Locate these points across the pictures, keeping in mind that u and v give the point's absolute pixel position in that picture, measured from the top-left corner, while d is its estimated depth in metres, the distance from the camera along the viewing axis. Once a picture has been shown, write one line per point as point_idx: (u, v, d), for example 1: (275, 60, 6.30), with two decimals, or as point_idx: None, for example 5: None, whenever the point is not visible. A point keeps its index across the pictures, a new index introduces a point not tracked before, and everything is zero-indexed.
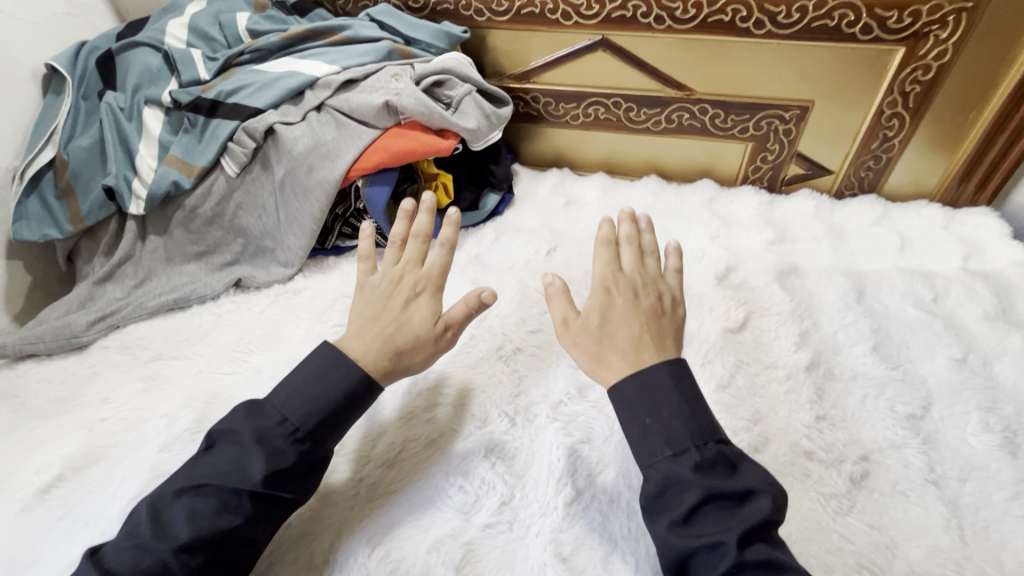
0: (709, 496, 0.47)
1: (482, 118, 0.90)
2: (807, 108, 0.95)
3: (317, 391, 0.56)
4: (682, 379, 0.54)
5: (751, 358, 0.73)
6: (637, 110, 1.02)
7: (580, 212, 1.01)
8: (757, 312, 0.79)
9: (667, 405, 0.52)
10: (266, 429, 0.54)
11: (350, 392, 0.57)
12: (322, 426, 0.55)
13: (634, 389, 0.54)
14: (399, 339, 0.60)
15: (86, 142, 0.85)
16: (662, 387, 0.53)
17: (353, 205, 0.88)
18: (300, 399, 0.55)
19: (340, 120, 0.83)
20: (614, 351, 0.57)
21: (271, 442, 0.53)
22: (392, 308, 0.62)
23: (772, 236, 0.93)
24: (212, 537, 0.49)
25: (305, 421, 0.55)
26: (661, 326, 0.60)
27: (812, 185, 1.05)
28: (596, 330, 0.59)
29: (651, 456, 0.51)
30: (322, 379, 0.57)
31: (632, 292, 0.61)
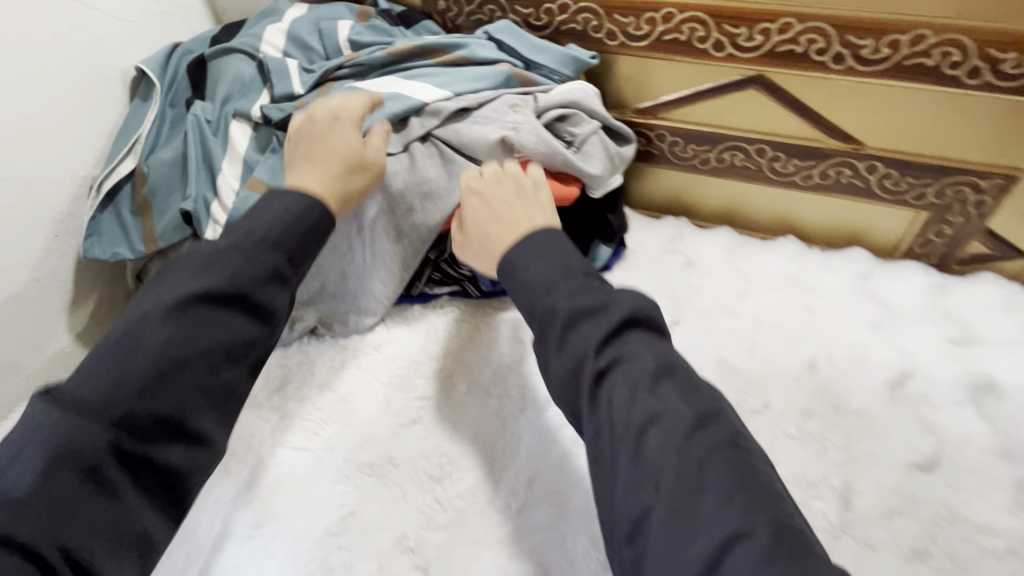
0: (574, 314, 0.48)
1: (606, 161, 0.77)
2: (1013, 179, 0.76)
3: (292, 213, 0.52)
4: (551, 241, 0.55)
5: (953, 516, 0.56)
6: (784, 160, 0.86)
7: (704, 276, 0.85)
8: (951, 444, 0.62)
9: (540, 253, 0.54)
10: (238, 228, 0.49)
11: (307, 211, 0.53)
12: (296, 244, 0.51)
13: (518, 249, 0.55)
14: (355, 161, 0.62)
15: (169, 156, 0.77)
16: (542, 241, 0.55)
17: (448, 250, 0.77)
18: (272, 201, 0.53)
19: (447, 154, 0.72)
20: (501, 224, 0.62)
21: (243, 251, 0.47)
22: (330, 142, 0.63)
23: (953, 335, 0.75)
24: (166, 395, 0.43)
25: (274, 232, 0.50)
26: (522, 203, 0.63)
27: (996, 269, 0.85)
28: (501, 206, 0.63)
29: (539, 296, 0.51)
30: (288, 199, 0.53)
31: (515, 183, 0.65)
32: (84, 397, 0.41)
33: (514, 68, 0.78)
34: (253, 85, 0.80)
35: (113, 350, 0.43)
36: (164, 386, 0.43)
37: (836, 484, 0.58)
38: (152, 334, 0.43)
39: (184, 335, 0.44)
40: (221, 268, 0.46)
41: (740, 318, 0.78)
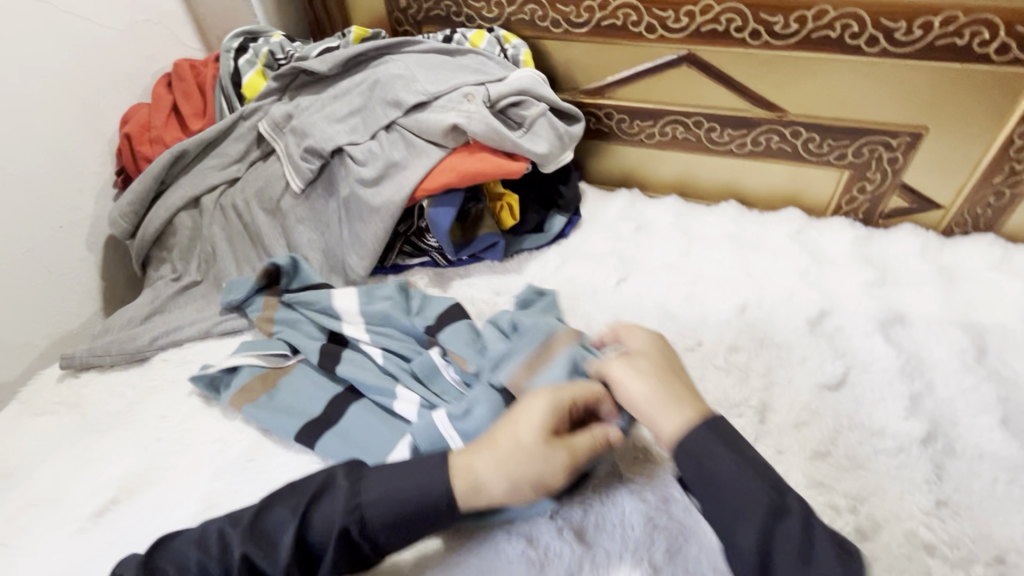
0: (771, 522, 0.46)
1: (554, 140, 0.85)
2: (918, 136, 0.84)
3: (423, 484, 0.51)
4: (721, 433, 0.52)
5: (854, 423, 0.64)
6: (719, 130, 0.94)
7: (652, 239, 0.93)
8: (858, 367, 0.70)
9: (717, 445, 0.51)
10: (336, 490, 0.51)
11: (433, 505, 0.50)
12: (385, 525, 0.49)
13: (698, 444, 0.51)
14: (523, 459, 0.50)
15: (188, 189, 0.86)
16: (712, 443, 0.51)
17: (415, 224, 0.85)
18: (383, 479, 0.51)
19: (408, 138, 0.80)
20: (663, 408, 0.54)
21: (332, 514, 0.49)
22: (508, 446, 0.51)
23: (871, 277, 0.83)
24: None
25: (372, 505, 0.50)
26: (680, 376, 0.58)
27: (915, 219, 0.93)
28: (642, 392, 0.55)
29: (738, 509, 0.48)
30: (418, 469, 0.51)
31: (667, 361, 0.59)
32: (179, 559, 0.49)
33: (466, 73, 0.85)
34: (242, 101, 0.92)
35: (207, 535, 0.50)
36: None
37: (754, 402, 0.66)
38: (273, 527, 0.50)
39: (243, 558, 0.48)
40: (313, 513, 0.50)
41: (682, 273, 0.86)
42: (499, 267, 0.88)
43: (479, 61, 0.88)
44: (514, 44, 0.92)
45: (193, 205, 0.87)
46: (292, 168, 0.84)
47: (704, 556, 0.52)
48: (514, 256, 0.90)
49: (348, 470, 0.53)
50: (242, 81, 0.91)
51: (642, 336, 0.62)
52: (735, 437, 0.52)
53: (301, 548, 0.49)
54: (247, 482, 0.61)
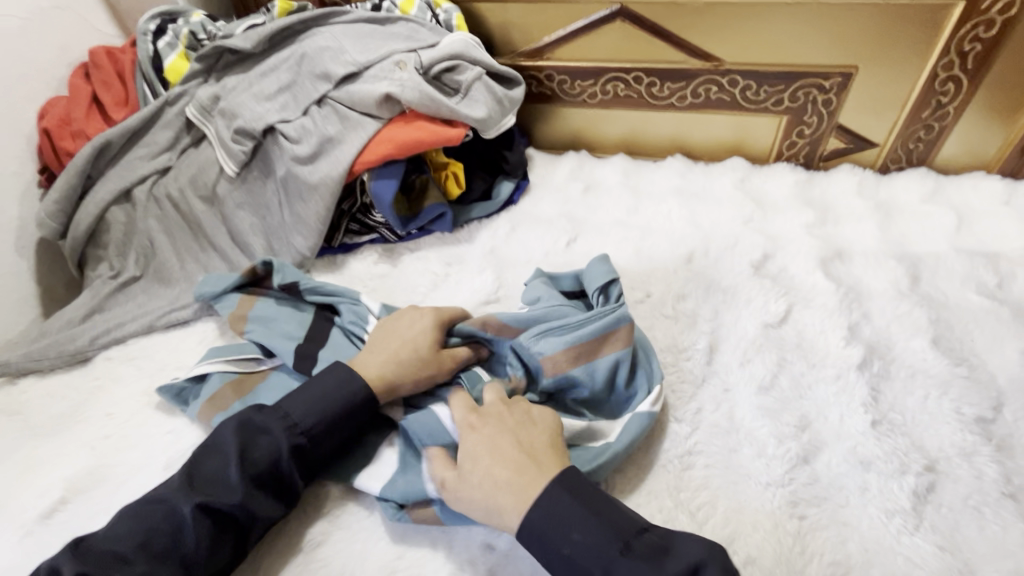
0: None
1: (493, 103, 0.83)
2: (850, 75, 0.86)
3: (334, 390, 0.56)
4: (571, 495, 0.46)
5: (796, 356, 0.67)
6: (659, 84, 0.94)
7: (601, 198, 0.93)
8: (800, 303, 0.72)
9: (570, 522, 0.45)
10: (265, 423, 0.53)
11: (353, 401, 0.56)
12: (323, 432, 0.54)
13: (540, 525, 0.45)
14: (402, 355, 0.59)
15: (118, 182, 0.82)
16: (563, 502, 0.46)
17: (359, 200, 0.84)
18: (307, 396, 0.55)
19: (342, 112, 0.79)
20: (496, 488, 0.47)
21: (272, 443, 0.52)
22: (396, 343, 0.61)
23: (812, 218, 0.85)
24: (179, 551, 0.47)
25: (302, 419, 0.54)
26: (541, 445, 0.51)
27: (854, 159, 0.95)
28: (471, 472, 0.49)
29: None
30: (330, 382, 0.56)
31: (499, 415, 0.53)
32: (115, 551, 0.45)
33: (398, 40, 0.84)
34: (166, 86, 0.88)
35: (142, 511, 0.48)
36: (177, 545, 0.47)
37: (702, 345, 0.68)
38: (218, 476, 0.50)
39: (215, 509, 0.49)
40: (249, 450, 0.51)
41: (631, 229, 0.87)
42: (449, 238, 0.87)
43: (411, 28, 0.86)
44: (445, 8, 0.89)
45: (125, 198, 0.83)
46: (224, 151, 0.82)
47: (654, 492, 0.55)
48: (463, 226, 0.89)
49: (258, 411, 0.54)
50: (164, 65, 0.88)
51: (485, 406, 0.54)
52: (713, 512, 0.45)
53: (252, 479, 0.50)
54: None
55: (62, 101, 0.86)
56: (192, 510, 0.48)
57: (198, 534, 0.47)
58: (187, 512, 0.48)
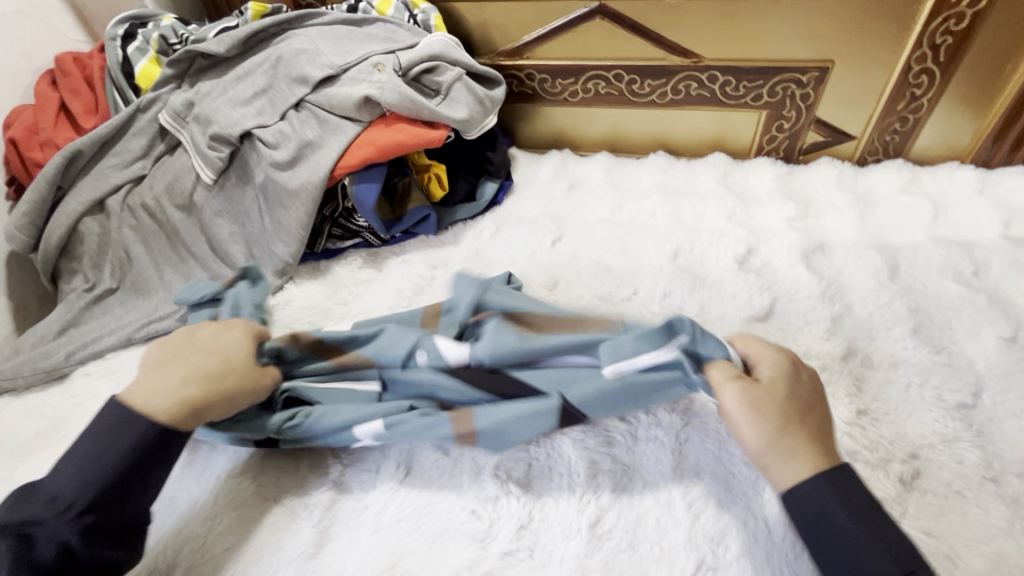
0: None
1: (474, 104, 0.83)
2: (826, 70, 0.87)
3: (115, 445, 0.47)
4: (855, 485, 0.46)
5: (781, 349, 0.67)
6: (640, 82, 0.94)
7: (585, 196, 0.93)
8: (783, 297, 0.73)
9: (858, 502, 0.44)
10: (36, 513, 0.44)
11: (144, 444, 0.48)
12: (106, 494, 0.46)
13: (815, 496, 0.45)
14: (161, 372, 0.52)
15: (91, 194, 0.80)
16: (856, 492, 0.45)
17: (341, 204, 0.82)
18: (74, 468, 0.46)
19: (320, 116, 0.78)
20: (800, 444, 0.48)
21: (52, 536, 0.44)
22: (198, 359, 0.54)
23: (794, 211, 0.86)
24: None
25: (78, 495, 0.45)
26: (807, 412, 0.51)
27: (832, 152, 0.97)
28: (776, 411, 0.49)
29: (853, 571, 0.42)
30: (106, 435, 0.48)
31: (809, 389, 0.53)
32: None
33: (375, 42, 0.83)
34: (137, 93, 0.86)
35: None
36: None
37: None
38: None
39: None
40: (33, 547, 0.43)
41: (616, 227, 0.87)
42: (434, 240, 0.87)
43: (388, 29, 0.85)
44: (423, 9, 0.88)
45: (98, 209, 0.81)
46: (200, 158, 0.80)
47: (646, 491, 0.55)
48: (448, 228, 0.88)
49: (32, 492, 0.46)
50: (134, 70, 0.85)
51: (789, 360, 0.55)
52: (859, 496, 0.45)
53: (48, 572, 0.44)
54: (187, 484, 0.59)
55: (30, 109, 0.84)
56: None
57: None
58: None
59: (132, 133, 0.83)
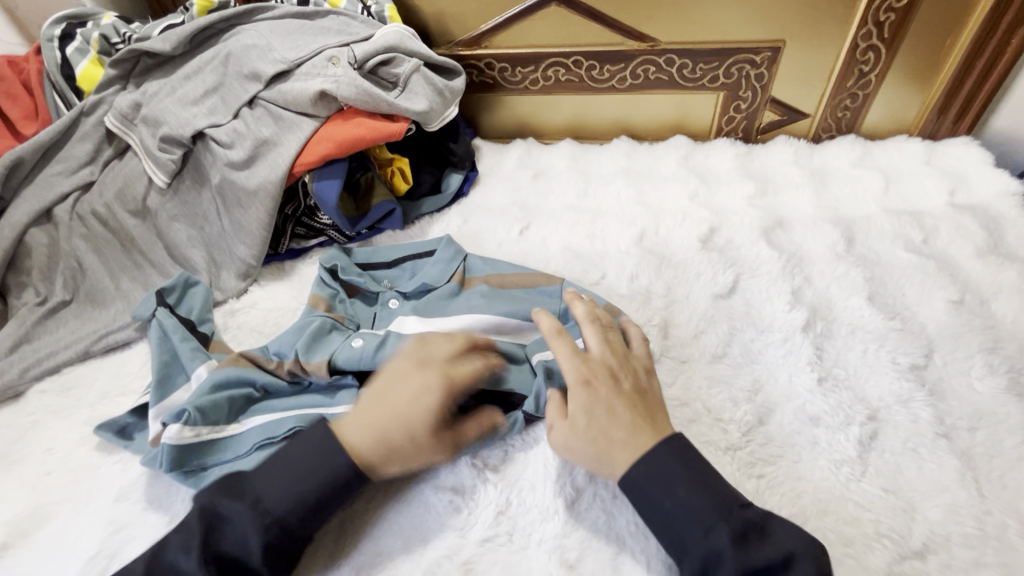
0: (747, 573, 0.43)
1: (434, 96, 0.82)
2: (778, 49, 0.89)
3: (316, 474, 0.50)
4: (680, 459, 0.48)
5: (746, 323, 0.69)
6: (599, 67, 0.95)
7: (550, 184, 0.93)
8: (746, 273, 0.75)
9: (677, 481, 0.47)
10: (232, 510, 0.48)
11: (335, 482, 0.50)
12: (296, 521, 0.49)
13: (644, 478, 0.48)
14: (400, 442, 0.52)
15: (36, 204, 0.76)
16: (668, 466, 0.48)
17: (303, 203, 0.81)
18: (273, 476, 0.50)
19: (276, 113, 0.76)
20: (612, 448, 0.50)
21: (238, 534, 0.47)
22: (384, 394, 0.54)
23: (753, 190, 0.88)
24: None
25: (277, 510, 0.48)
26: (647, 406, 0.53)
27: (788, 131, 0.99)
28: (587, 434, 0.51)
29: (684, 543, 0.46)
30: (303, 454, 0.51)
31: (611, 376, 0.54)
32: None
33: (329, 36, 0.81)
34: (80, 95, 0.83)
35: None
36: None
37: (657, 320, 0.70)
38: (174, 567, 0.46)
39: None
40: (213, 536, 0.47)
41: (582, 213, 0.87)
42: (401, 235, 0.86)
43: (342, 21, 0.83)
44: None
45: (45, 219, 0.77)
46: (152, 161, 0.78)
47: None
48: (415, 222, 0.88)
49: (228, 496, 0.49)
50: (75, 73, 0.82)
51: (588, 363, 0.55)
52: (696, 459, 0.49)
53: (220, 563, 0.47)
54: (159, 494, 0.57)
55: None
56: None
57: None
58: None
59: (77, 139, 0.80)
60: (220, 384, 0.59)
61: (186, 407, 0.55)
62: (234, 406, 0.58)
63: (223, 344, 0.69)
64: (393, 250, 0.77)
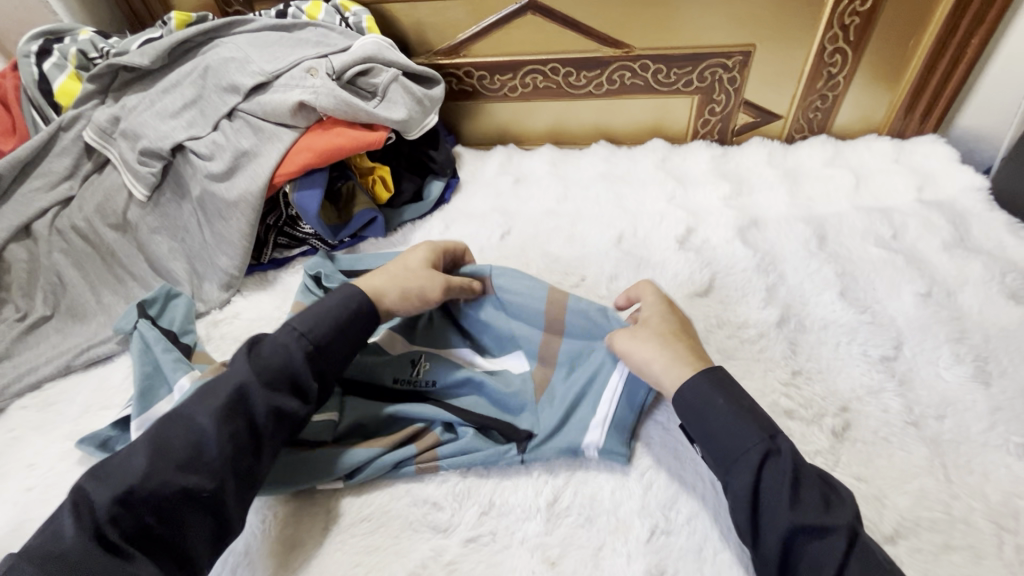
0: (794, 486, 0.46)
1: (413, 104, 0.83)
2: (749, 54, 0.91)
3: (335, 306, 0.57)
4: (734, 383, 0.53)
5: (722, 320, 0.71)
6: (576, 74, 0.97)
7: (531, 189, 0.94)
8: (722, 272, 0.77)
9: (735, 398, 0.51)
10: (274, 338, 0.54)
11: (352, 310, 0.57)
12: (325, 343, 0.55)
13: (703, 381, 0.52)
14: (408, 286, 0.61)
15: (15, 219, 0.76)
16: (735, 387, 0.52)
17: (285, 212, 0.81)
18: (307, 311, 0.56)
19: (255, 124, 0.77)
20: (680, 350, 0.55)
21: (270, 369, 0.52)
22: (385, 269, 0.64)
23: (729, 190, 0.90)
24: (206, 460, 0.48)
25: (309, 335, 0.54)
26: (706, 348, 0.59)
27: (762, 132, 1.02)
28: (658, 330, 0.57)
29: (733, 452, 0.49)
30: (335, 298, 0.58)
31: (684, 314, 0.61)
32: (138, 467, 0.46)
33: (307, 48, 0.82)
34: (58, 111, 0.83)
35: (163, 434, 0.49)
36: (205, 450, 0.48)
37: None
38: (194, 421, 0.49)
39: (270, 415, 0.51)
40: (256, 358, 0.52)
41: (562, 217, 0.88)
42: (383, 242, 0.87)
43: (320, 33, 0.84)
44: (354, 11, 0.88)
45: (24, 235, 0.77)
46: (131, 174, 0.78)
47: (601, 466, 0.57)
48: (397, 229, 0.89)
49: (266, 331, 0.55)
50: (53, 88, 0.82)
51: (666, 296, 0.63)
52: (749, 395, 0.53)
53: (267, 387, 0.51)
54: None
55: None
56: (210, 418, 0.49)
57: (220, 439, 0.48)
58: (206, 421, 0.49)
59: (55, 153, 0.80)
60: None
61: None
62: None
63: (206, 355, 0.69)
64: (377, 259, 0.77)
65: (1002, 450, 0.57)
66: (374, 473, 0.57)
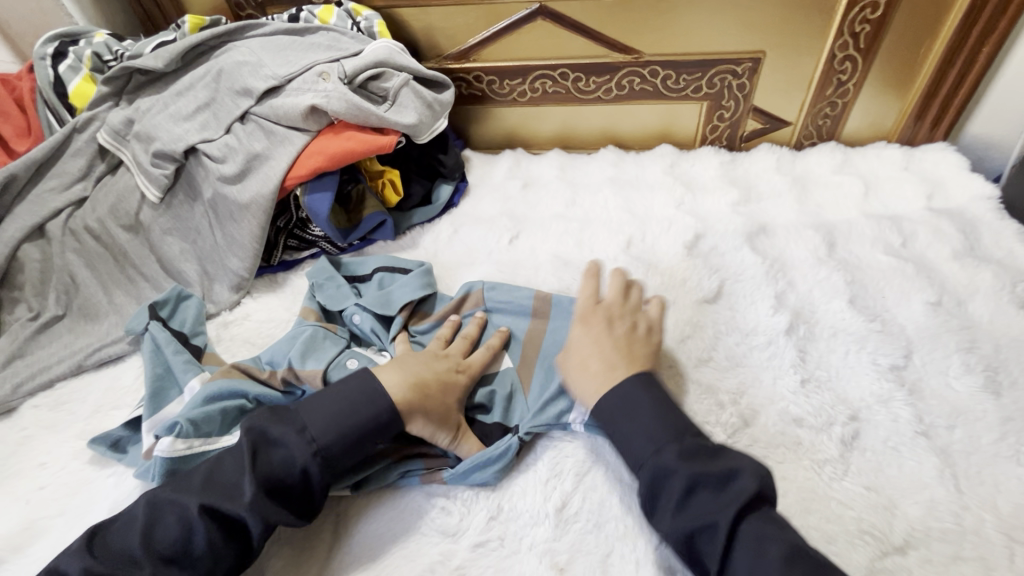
0: (694, 480, 0.48)
1: (423, 109, 0.83)
2: (758, 60, 0.91)
3: (356, 407, 0.53)
4: (642, 391, 0.55)
5: (730, 327, 0.71)
6: (586, 79, 0.97)
7: (539, 194, 0.94)
8: (731, 279, 0.77)
9: (640, 410, 0.54)
10: (284, 439, 0.51)
11: (377, 422, 0.54)
12: (340, 452, 0.52)
13: (609, 408, 0.55)
14: (429, 389, 0.57)
15: (29, 220, 0.77)
16: (637, 395, 0.55)
17: (295, 215, 0.82)
18: (325, 414, 0.53)
19: (267, 127, 0.78)
20: (587, 373, 0.58)
21: (283, 462, 0.50)
22: (417, 366, 0.59)
23: (737, 197, 0.89)
24: (189, 559, 0.47)
25: (324, 442, 0.51)
26: (633, 348, 0.60)
27: (770, 139, 1.02)
28: (573, 357, 0.60)
29: (639, 458, 0.52)
30: (355, 397, 0.54)
31: (609, 320, 0.63)
32: (136, 551, 0.46)
33: (318, 51, 0.82)
34: (73, 112, 0.84)
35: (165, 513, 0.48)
36: (191, 547, 0.47)
37: None
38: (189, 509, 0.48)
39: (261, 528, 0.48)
40: (262, 459, 0.50)
41: (571, 222, 0.88)
42: (392, 245, 0.87)
43: (332, 37, 0.85)
44: (366, 16, 0.88)
45: (38, 235, 0.78)
46: (143, 176, 0.79)
47: (609, 472, 0.57)
48: (405, 232, 0.89)
49: (276, 422, 0.53)
50: (68, 90, 0.83)
51: (588, 307, 0.65)
52: (666, 398, 0.55)
53: (267, 489, 0.49)
54: None
55: None
56: (199, 510, 0.48)
57: (206, 535, 0.47)
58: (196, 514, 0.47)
59: (69, 154, 0.81)
60: (213, 396, 0.59)
61: (178, 419, 0.55)
62: (226, 416, 0.58)
63: (216, 357, 0.70)
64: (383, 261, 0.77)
65: (1012, 461, 0.57)
66: (382, 483, 0.57)
